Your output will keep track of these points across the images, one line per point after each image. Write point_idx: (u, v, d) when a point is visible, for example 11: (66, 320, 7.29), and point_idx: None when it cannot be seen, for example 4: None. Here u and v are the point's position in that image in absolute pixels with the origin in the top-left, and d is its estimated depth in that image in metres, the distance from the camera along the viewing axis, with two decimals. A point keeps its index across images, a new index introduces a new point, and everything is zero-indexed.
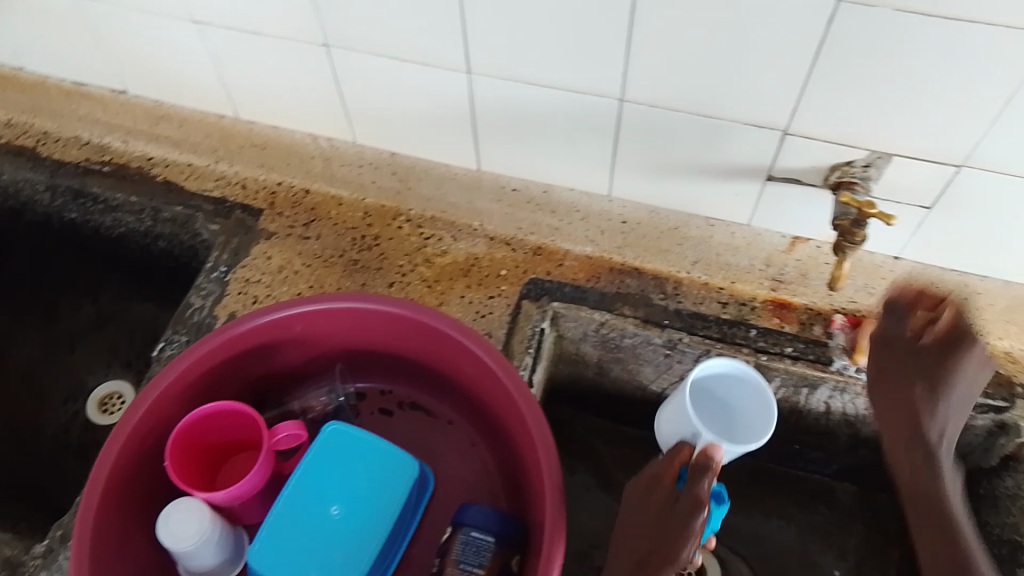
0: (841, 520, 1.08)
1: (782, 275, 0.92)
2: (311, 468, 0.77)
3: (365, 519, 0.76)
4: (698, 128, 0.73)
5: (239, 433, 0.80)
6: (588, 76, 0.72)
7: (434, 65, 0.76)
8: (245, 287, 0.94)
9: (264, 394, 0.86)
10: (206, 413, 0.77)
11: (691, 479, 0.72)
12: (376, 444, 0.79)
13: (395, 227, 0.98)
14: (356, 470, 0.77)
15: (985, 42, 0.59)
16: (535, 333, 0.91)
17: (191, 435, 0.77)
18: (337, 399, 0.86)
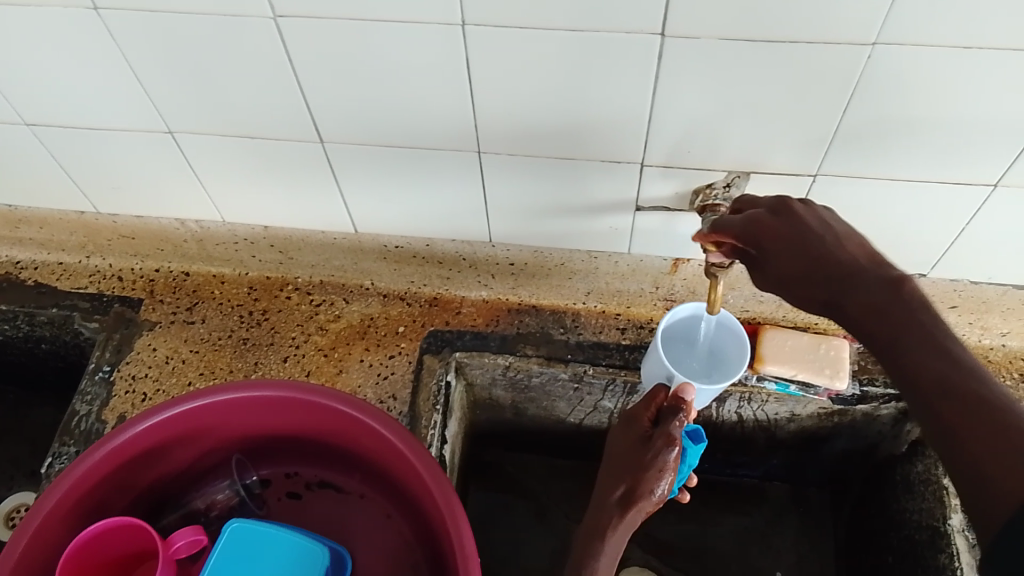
0: (777, 519, 1.08)
1: (672, 295, 0.92)
2: (217, 571, 0.72)
3: None
4: (559, 171, 0.75)
5: (138, 545, 0.75)
6: (441, 132, 0.72)
7: (286, 138, 0.76)
8: (132, 384, 0.90)
9: (161, 499, 0.82)
10: (97, 530, 0.72)
11: (669, 419, 0.70)
12: (282, 535, 0.75)
13: (284, 298, 0.96)
14: (264, 568, 0.73)
15: (808, 59, 0.60)
16: (440, 388, 0.89)
17: (83, 556, 0.72)
18: (240, 491, 0.84)
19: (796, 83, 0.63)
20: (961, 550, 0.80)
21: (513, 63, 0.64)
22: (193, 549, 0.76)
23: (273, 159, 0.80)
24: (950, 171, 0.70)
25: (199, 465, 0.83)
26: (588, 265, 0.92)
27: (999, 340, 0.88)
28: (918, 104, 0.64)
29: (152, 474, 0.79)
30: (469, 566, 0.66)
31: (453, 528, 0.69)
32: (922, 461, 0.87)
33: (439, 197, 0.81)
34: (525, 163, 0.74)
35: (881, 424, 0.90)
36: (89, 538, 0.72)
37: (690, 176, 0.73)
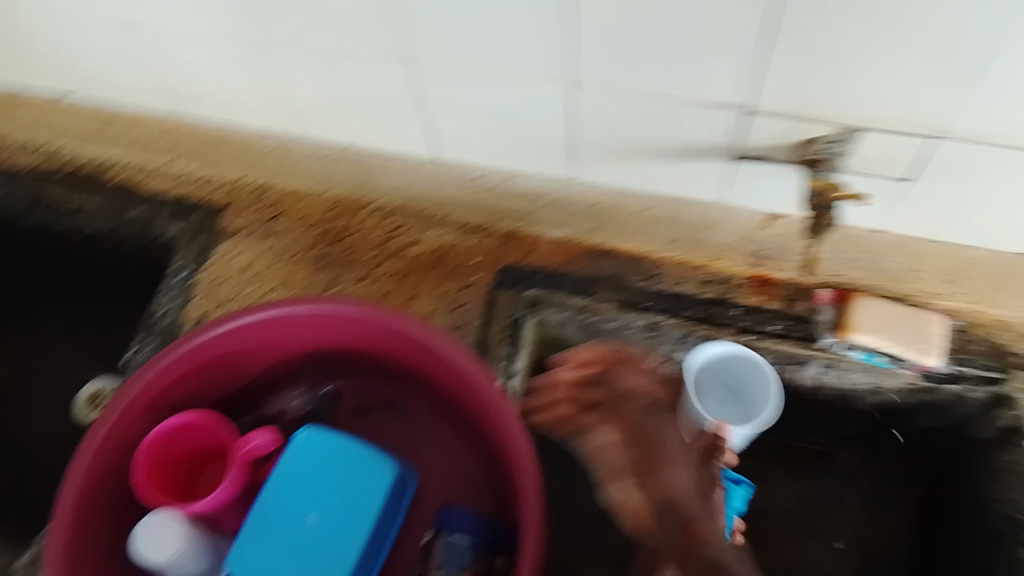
0: (841, 488, 1.05)
1: (761, 252, 0.88)
2: (285, 477, 0.74)
3: (345, 526, 0.72)
4: (660, 109, 0.72)
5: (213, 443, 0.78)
6: (539, 63, 0.70)
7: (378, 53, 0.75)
8: (212, 289, 0.92)
9: (237, 400, 0.84)
10: (175, 424, 0.76)
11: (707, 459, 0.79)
12: (356, 450, 0.75)
13: (362, 219, 0.95)
14: (330, 477, 0.74)
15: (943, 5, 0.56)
16: (511, 324, 0.88)
17: (162, 445, 0.75)
18: (313, 402, 0.85)
19: (930, 30, 0.58)
20: None
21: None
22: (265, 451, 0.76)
23: (370, 73, 0.78)
24: None
25: (273, 375, 0.84)
26: (674, 213, 0.91)
27: None
28: None
29: (229, 378, 0.81)
30: (531, 507, 0.66)
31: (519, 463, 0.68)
32: (1011, 449, 0.81)
33: (529, 126, 0.79)
34: (626, 97, 0.71)
35: (967, 406, 0.85)
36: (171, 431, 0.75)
37: (799, 128, 0.69)
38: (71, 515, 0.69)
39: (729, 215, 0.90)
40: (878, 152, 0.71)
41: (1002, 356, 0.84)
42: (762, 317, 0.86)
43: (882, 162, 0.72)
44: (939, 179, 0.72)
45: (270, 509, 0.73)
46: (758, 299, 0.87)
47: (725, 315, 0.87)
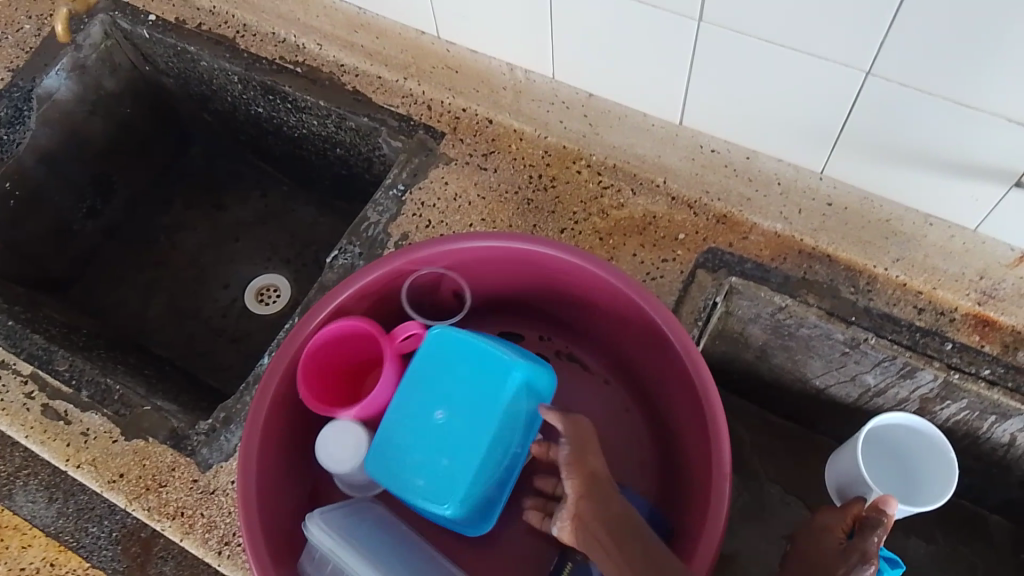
0: (995, 559, 0.98)
1: (995, 290, 0.82)
2: (422, 373, 0.76)
3: (474, 422, 0.74)
4: (948, 114, 0.72)
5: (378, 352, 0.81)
6: (841, 47, 0.72)
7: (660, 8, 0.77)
8: (420, 209, 0.94)
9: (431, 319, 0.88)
10: (333, 335, 0.76)
11: (867, 532, 0.71)
12: (483, 345, 0.75)
13: (575, 172, 0.95)
14: (461, 372, 0.75)
15: None
16: (706, 306, 0.87)
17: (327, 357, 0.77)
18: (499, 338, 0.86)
19: None
20: None
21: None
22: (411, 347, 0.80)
23: (653, 27, 0.80)
24: None
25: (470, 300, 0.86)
26: (917, 231, 0.85)
27: None
28: None
29: (432, 294, 0.84)
30: (720, 488, 0.67)
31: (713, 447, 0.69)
32: None
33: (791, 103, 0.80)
34: (916, 97, 0.72)
35: None
36: (340, 338, 0.77)
37: None
38: (275, 395, 0.74)
39: (980, 244, 0.84)
40: None
41: None
42: (973, 357, 0.82)
43: None
44: None
45: (398, 405, 0.76)
46: (974, 339, 0.82)
47: (935, 348, 0.83)
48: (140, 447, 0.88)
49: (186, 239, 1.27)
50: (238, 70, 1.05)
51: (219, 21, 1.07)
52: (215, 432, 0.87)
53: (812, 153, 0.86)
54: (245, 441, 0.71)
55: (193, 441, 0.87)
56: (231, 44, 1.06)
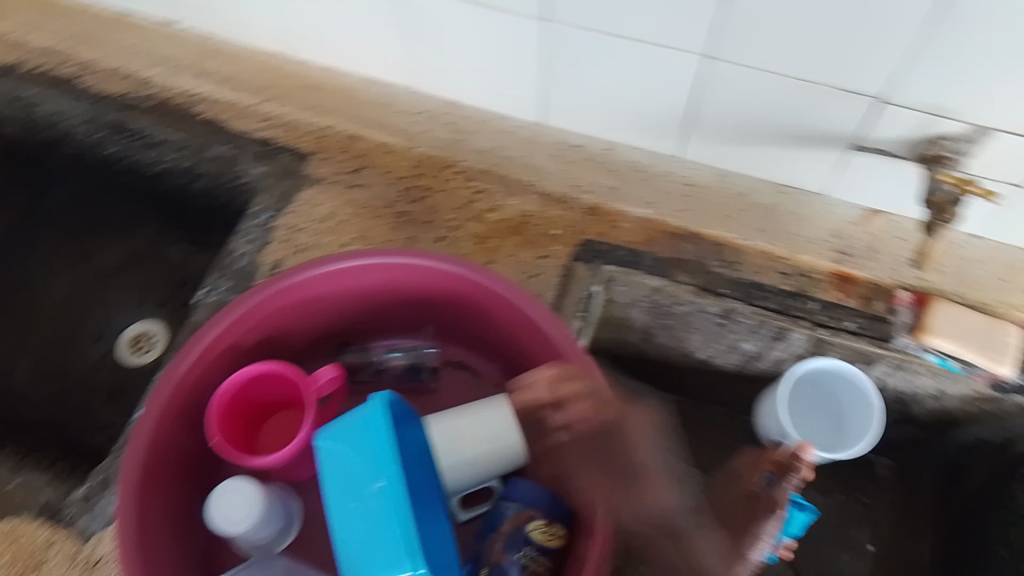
0: (884, 499, 1.05)
1: (849, 248, 0.88)
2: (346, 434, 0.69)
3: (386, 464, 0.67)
4: (790, 91, 0.70)
5: (285, 395, 0.78)
6: (670, 31, 0.68)
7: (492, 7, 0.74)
8: (291, 235, 0.92)
9: (317, 351, 0.86)
10: (246, 377, 0.74)
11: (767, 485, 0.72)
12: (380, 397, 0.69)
13: (445, 180, 0.95)
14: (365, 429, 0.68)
15: None
16: (585, 297, 0.90)
17: (234, 401, 0.75)
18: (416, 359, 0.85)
19: None
20: None
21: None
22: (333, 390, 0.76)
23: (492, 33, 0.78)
24: None
25: (356, 322, 0.85)
26: (772, 203, 0.91)
27: None
28: None
29: (316, 319, 0.82)
30: None
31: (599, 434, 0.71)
32: None
33: (626, 93, 0.78)
34: (756, 77, 0.70)
35: None
36: (239, 379, 0.74)
37: (928, 124, 0.68)
38: (151, 444, 0.70)
39: (829, 209, 0.91)
40: (1004, 159, 0.70)
41: None
42: (837, 312, 0.87)
43: (1003, 166, 0.70)
44: None
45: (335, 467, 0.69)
46: (836, 295, 0.87)
47: (803, 308, 0.87)
48: (10, 527, 0.81)
49: (48, 293, 1.19)
50: (84, 109, 1.00)
51: (60, 60, 1.04)
52: (89, 501, 0.81)
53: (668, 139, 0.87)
54: (120, 498, 0.67)
55: (67, 514, 0.81)
56: (70, 85, 1.01)
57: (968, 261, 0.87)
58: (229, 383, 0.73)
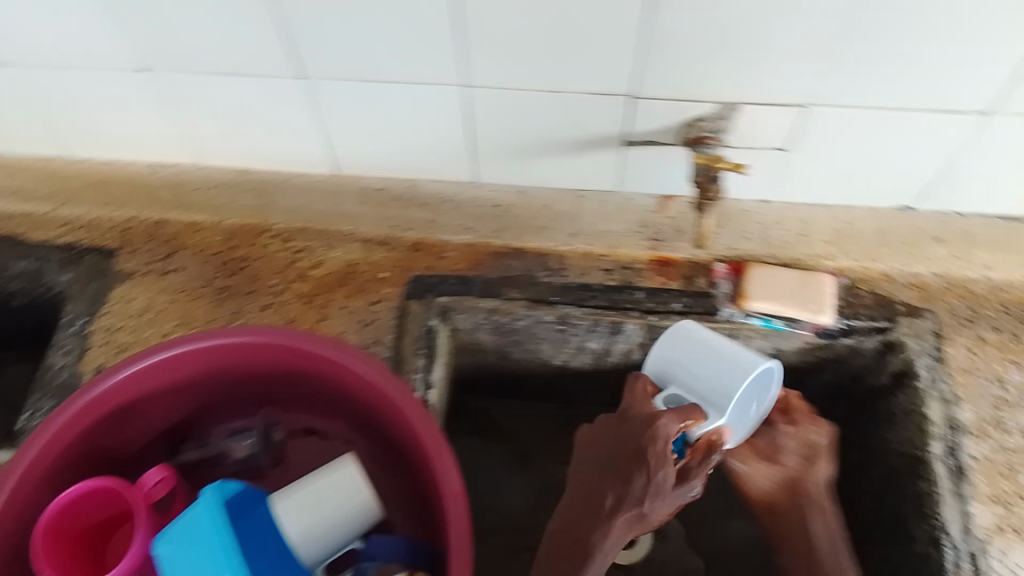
0: None
1: (659, 235, 0.92)
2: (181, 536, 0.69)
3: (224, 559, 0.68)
4: (552, 103, 0.71)
5: (116, 509, 0.75)
6: (418, 64, 0.68)
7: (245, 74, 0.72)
8: (109, 336, 0.89)
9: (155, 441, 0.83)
10: (67, 500, 0.71)
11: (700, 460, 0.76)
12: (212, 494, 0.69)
13: (262, 246, 0.93)
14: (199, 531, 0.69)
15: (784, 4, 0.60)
16: (423, 332, 0.89)
17: (60, 528, 0.72)
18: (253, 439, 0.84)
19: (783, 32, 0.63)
20: (942, 477, 0.80)
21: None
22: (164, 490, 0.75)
23: (249, 101, 0.75)
24: (945, 97, 0.69)
25: (176, 414, 0.82)
26: (574, 207, 0.94)
27: (984, 273, 0.88)
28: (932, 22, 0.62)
29: (132, 423, 0.79)
30: (455, 505, 0.68)
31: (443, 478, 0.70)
32: (904, 392, 0.87)
33: (400, 134, 0.76)
34: (513, 96, 0.71)
35: (863, 356, 0.90)
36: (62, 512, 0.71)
37: (678, 109, 0.70)
38: None
39: (626, 201, 0.94)
40: (760, 129, 0.72)
41: (891, 308, 0.87)
42: (664, 297, 0.89)
43: (760, 136, 0.72)
44: (817, 155, 0.75)
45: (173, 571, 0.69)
46: (659, 280, 0.90)
47: (630, 300, 0.89)
48: None
49: None
50: None
51: None
52: None
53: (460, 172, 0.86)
54: None
55: None
56: None
57: (766, 225, 0.91)
58: (49, 511, 0.70)
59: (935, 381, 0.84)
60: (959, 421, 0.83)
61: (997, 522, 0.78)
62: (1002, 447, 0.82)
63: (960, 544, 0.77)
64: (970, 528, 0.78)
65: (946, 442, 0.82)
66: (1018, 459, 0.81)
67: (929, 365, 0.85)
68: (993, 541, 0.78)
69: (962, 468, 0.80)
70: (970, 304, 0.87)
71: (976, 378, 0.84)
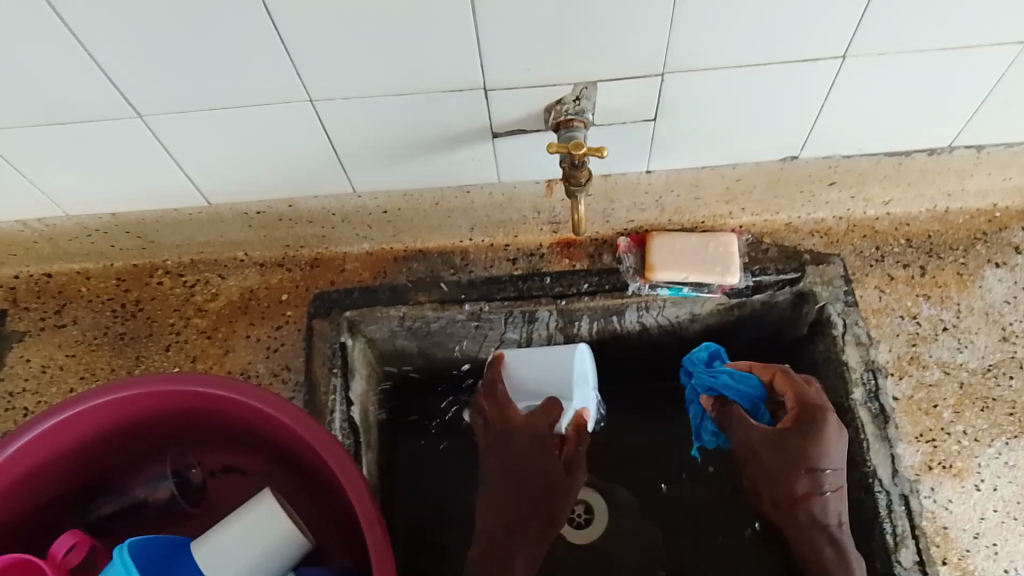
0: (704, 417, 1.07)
1: (556, 218, 0.88)
2: None
3: None
4: (407, 106, 0.68)
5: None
6: (258, 87, 0.66)
7: (82, 120, 0.69)
8: (10, 400, 0.86)
9: (69, 503, 0.80)
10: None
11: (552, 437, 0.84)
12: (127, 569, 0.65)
13: (155, 284, 0.91)
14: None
15: None
16: (335, 350, 0.84)
17: None
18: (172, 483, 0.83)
19: (616, 12, 0.60)
20: (866, 422, 0.79)
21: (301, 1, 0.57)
22: (78, 551, 0.72)
23: (91, 144, 0.72)
24: (798, 51, 0.65)
25: (85, 471, 0.79)
26: (462, 200, 0.85)
27: (885, 210, 0.88)
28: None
29: (37, 491, 0.76)
30: (375, 536, 0.66)
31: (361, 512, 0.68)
32: (822, 340, 0.85)
33: (268, 153, 0.74)
34: (364, 104, 0.68)
35: (782, 311, 0.87)
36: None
37: (536, 95, 0.67)
38: None
39: (514, 190, 0.84)
40: (623, 103, 0.69)
41: (800, 258, 0.86)
42: (572, 279, 0.87)
43: (627, 109, 0.70)
44: (687, 121, 0.72)
45: None
46: (566, 263, 0.88)
47: (539, 287, 0.87)
48: None
49: None
50: None
51: None
52: None
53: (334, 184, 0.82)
54: None
55: None
56: None
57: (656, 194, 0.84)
58: None
59: (849, 326, 0.83)
60: (878, 362, 0.82)
61: (925, 459, 0.78)
62: (922, 382, 0.81)
63: (891, 488, 0.76)
64: (899, 469, 0.77)
65: (867, 387, 0.80)
66: (939, 393, 0.81)
67: (841, 311, 0.83)
68: (923, 477, 0.77)
69: (884, 410, 0.79)
70: (875, 241, 0.87)
71: (888, 316, 0.84)
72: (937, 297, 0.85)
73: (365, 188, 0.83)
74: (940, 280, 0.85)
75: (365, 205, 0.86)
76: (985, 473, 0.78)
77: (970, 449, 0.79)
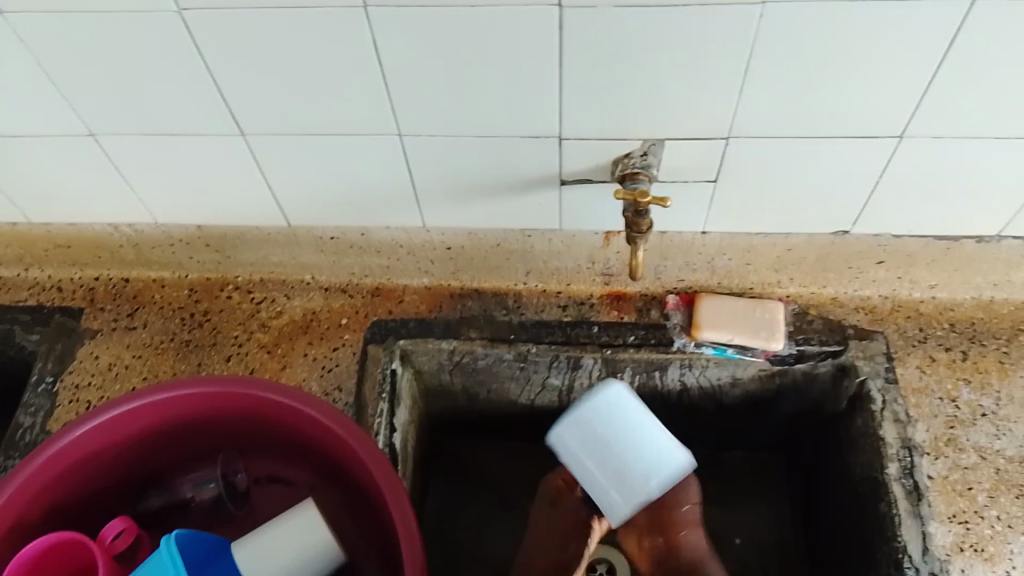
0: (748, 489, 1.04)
1: (609, 269, 0.92)
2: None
3: None
4: (487, 148, 0.74)
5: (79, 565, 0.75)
6: (354, 119, 0.72)
7: (194, 134, 0.75)
8: (76, 393, 0.90)
9: (121, 493, 0.84)
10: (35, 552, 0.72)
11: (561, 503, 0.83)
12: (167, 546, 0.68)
13: (225, 298, 0.96)
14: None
15: (689, 44, 0.62)
16: (386, 376, 0.88)
17: None
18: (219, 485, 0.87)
19: (685, 81, 0.66)
20: (899, 497, 0.80)
21: (406, 36, 0.63)
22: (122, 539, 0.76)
23: (192, 156, 0.78)
24: (859, 122, 0.69)
25: (140, 463, 0.83)
26: (523, 246, 0.91)
27: (930, 293, 0.91)
28: (844, 63, 0.64)
29: (94, 479, 0.80)
30: (411, 549, 0.68)
31: (403, 529, 0.70)
32: (861, 415, 0.86)
33: (351, 180, 0.79)
34: (447, 142, 0.73)
35: (823, 383, 0.89)
36: (20, 566, 0.71)
37: (607, 146, 0.72)
38: None
39: (573, 238, 0.90)
40: (686, 162, 0.74)
41: (844, 331, 0.89)
42: (619, 330, 0.90)
43: (689, 168, 0.75)
44: (741, 189, 0.77)
45: None
46: (615, 315, 0.91)
47: (587, 334, 0.90)
48: None
49: None
50: None
51: None
52: None
53: (403, 216, 0.88)
54: None
55: None
56: None
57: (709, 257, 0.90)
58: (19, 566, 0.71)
59: (888, 402, 0.85)
60: (914, 441, 0.83)
61: (957, 540, 0.78)
62: (957, 464, 0.82)
63: (921, 566, 0.77)
64: (929, 549, 0.77)
65: (902, 463, 0.81)
66: (974, 475, 0.81)
67: (881, 387, 0.85)
68: (949, 566, 0.77)
69: (918, 487, 0.80)
70: (918, 322, 0.89)
71: (928, 397, 0.85)
72: (977, 383, 0.86)
73: (435, 223, 0.91)
74: (981, 366, 0.87)
75: (434, 242, 0.93)
76: (1016, 560, 0.77)
77: (1003, 536, 0.78)
